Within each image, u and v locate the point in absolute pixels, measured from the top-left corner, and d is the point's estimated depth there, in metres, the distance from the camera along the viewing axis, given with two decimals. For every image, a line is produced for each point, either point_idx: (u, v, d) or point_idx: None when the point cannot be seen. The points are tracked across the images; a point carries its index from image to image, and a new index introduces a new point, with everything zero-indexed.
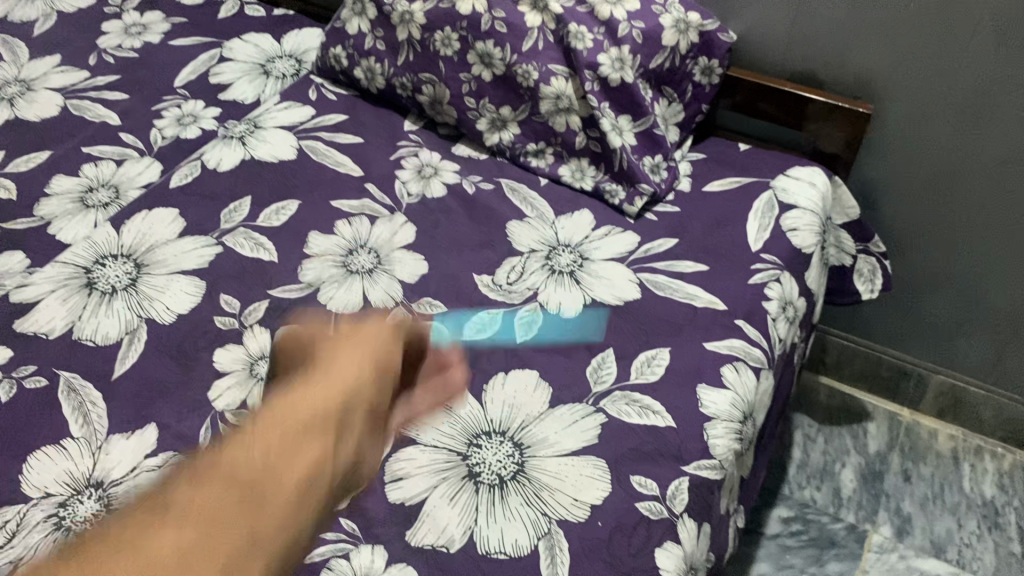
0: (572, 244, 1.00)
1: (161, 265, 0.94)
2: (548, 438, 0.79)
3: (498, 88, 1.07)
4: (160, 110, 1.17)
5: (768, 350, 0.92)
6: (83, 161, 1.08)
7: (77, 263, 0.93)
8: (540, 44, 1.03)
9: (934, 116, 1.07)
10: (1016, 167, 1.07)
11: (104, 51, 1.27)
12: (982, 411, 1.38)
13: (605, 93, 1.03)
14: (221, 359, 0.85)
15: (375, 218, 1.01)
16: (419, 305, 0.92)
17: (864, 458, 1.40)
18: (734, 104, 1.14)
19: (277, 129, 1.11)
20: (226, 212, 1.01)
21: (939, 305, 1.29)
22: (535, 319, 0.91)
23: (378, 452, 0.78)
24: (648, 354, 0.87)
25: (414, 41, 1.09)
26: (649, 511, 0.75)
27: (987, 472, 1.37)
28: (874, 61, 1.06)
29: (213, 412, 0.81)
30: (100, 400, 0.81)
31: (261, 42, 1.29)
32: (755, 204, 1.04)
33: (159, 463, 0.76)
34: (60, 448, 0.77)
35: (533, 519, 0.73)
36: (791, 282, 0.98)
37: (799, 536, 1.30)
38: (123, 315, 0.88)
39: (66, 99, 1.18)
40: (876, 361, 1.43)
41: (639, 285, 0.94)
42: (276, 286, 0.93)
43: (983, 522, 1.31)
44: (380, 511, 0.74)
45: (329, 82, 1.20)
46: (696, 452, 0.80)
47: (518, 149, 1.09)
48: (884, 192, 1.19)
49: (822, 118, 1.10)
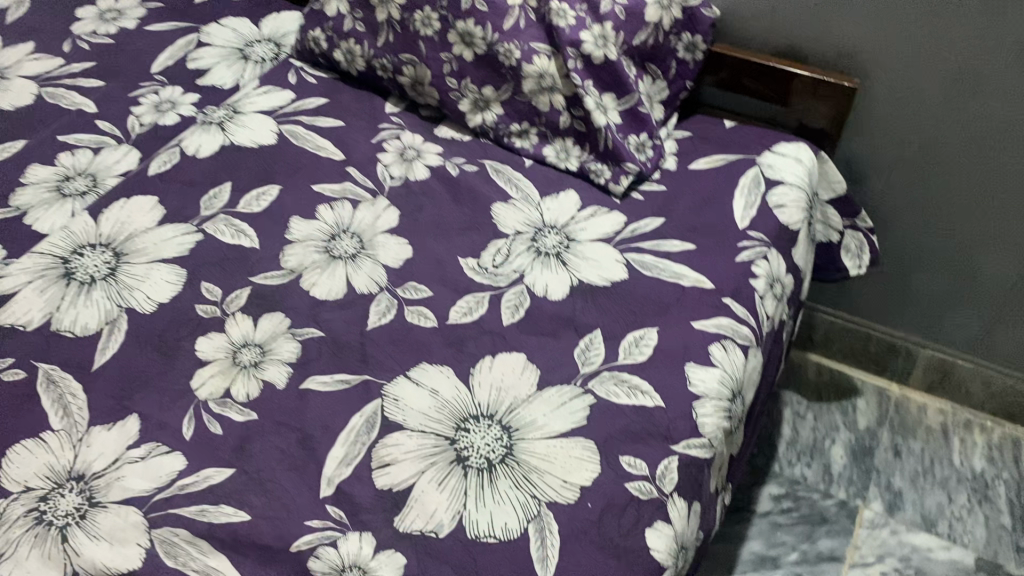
0: (558, 225, 0.99)
1: (140, 254, 0.92)
2: (537, 420, 0.78)
3: (480, 68, 1.05)
4: (137, 96, 1.15)
5: (756, 327, 0.91)
6: (60, 149, 1.07)
7: (55, 254, 0.91)
8: (522, 23, 1.01)
9: (921, 89, 1.06)
10: (1003, 139, 1.06)
11: (79, 37, 1.24)
12: (971, 385, 1.38)
13: (589, 72, 1.02)
14: (203, 347, 0.84)
15: (358, 202, 1.00)
16: (403, 290, 0.91)
17: (853, 434, 1.40)
18: (718, 81, 1.13)
19: (256, 114, 1.10)
20: (205, 198, 0.99)
21: (928, 279, 1.29)
22: (521, 301, 0.90)
23: (364, 438, 0.77)
24: (636, 334, 0.86)
25: (394, 22, 1.07)
26: (639, 491, 0.75)
27: (976, 446, 1.38)
28: (860, 34, 1.04)
29: (196, 401, 0.80)
30: (81, 391, 0.80)
31: (239, 26, 1.27)
32: (741, 180, 1.03)
33: (142, 454, 0.75)
34: (40, 440, 0.76)
35: (522, 502, 0.72)
36: (779, 259, 0.98)
37: (790, 514, 1.30)
38: (103, 305, 0.87)
39: (40, 88, 1.16)
40: (865, 337, 1.43)
41: (627, 265, 0.93)
42: (258, 273, 0.92)
43: (974, 496, 1.31)
44: (367, 498, 0.73)
45: (309, 66, 1.19)
46: (685, 431, 0.80)
47: (502, 130, 1.07)
48: (870, 167, 1.19)
49: (808, 93, 1.09)
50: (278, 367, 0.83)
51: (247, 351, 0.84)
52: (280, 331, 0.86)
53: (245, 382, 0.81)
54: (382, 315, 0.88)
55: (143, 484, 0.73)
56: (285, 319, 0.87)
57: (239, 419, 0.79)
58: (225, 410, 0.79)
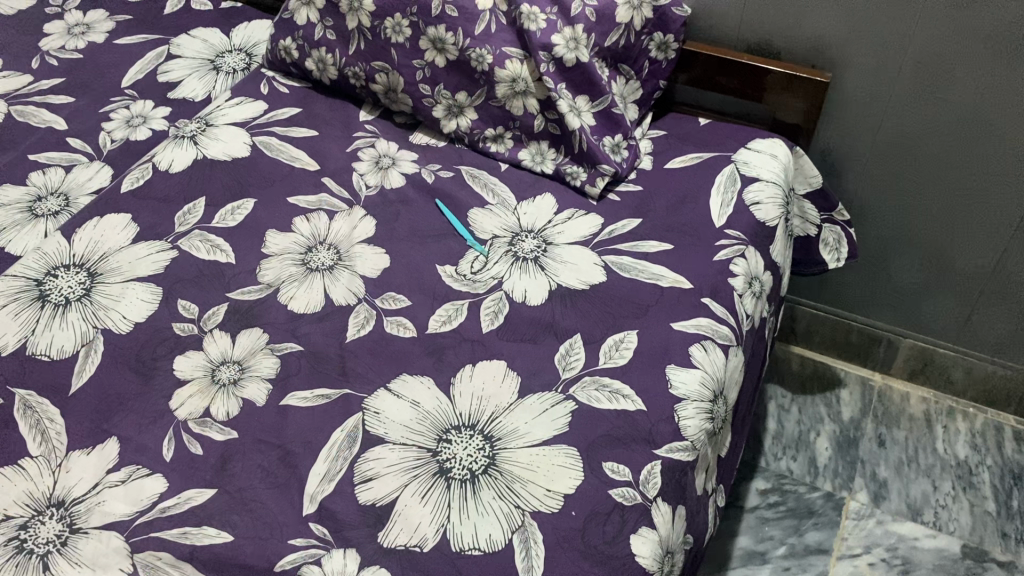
0: (535, 229, 0.98)
1: (115, 273, 0.91)
2: (518, 429, 0.78)
3: (453, 73, 1.05)
4: (108, 112, 1.14)
5: (735, 326, 0.92)
6: (31, 169, 1.06)
7: (28, 275, 0.90)
8: (493, 27, 1.01)
9: (891, 80, 1.07)
10: (974, 127, 1.07)
11: (47, 53, 1.23)
12: (952, 372, 1.39)
13: (562, 75, 1.01)
14: (180, 366, 0.84)
15: (334, 213, 1.00)
16: (382, 300, 0.90)
17: (838, 425, 1.41)
18: (691, 79, 1.13)
19: (228, 125, 1.08)
20: (179, 214, 0.98)
21: (905, 269, 1.29)
22: (501, 308, 0.90)
23: (346, 453, 0.77)
24: (616, 338, 0.86)
25: (364, 29, 1.07)
26: (622, 497, 0.75)
27: (960, 432, 1.39)
28: (830, 28, 1.05)
29: (175, 422, 0.79)
30: (58, 416, 0.79)
31: (209, 37, 1.26)
32: (718, 178, 1.03)
33: (123, 477, 0.75)
34: (19, 468, 0.75)
35: (506, 512, 0.72)
36: (756, 257, 0.98)
37: (777, 508, 1.30)
38: (78, 327, 0.86)
39: (10, 107, 1.15)
40: (846, 328, 1.44)
41: (605, 268, 0.93)
42: (234, 289, 0.91)
43: (958, 483, 1.32)
44: (350, 514, 0.73)
45: (280, 75, 1.18)
46: (667, 434, 0.80)
47: (476, 135, 1.07)
48: (845, 160, 1.19)
49: (781, 89, 1.09)
50: (258, 384, 0.82)
51: (226, 369, 0.83)
52: (258, 347, 0.86)
53: (224, 401, 0.81)
54: (361, 326, 0.88)
55: (124, 508, 0.73)
56: (263, 334, 0.87)
57: (218, 438, 0.78)
58: (205, 430, 0.79)
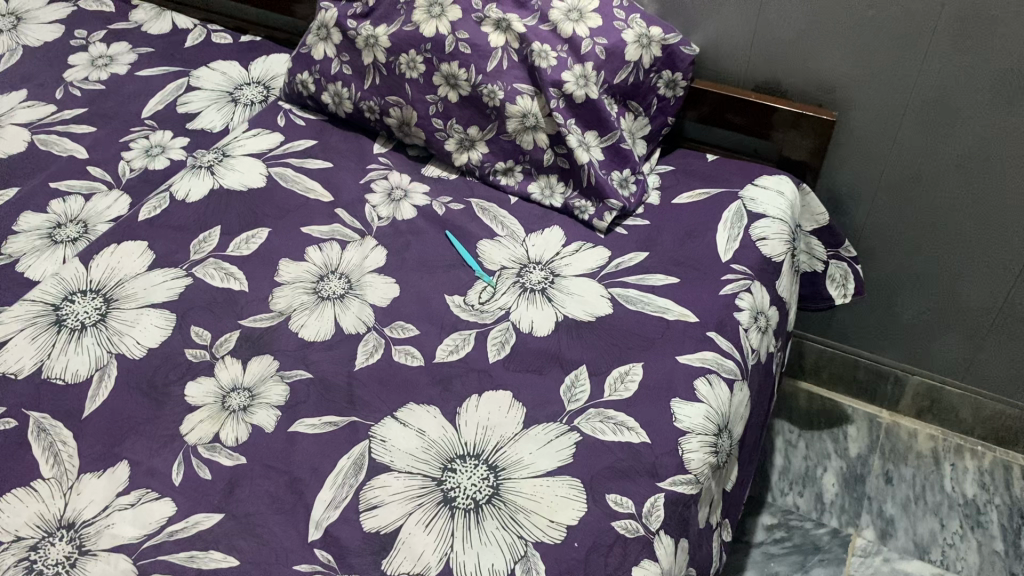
0: (543, 261, 1.00)
1: (130, 299, 0.93)
2: (523, 459, 0.79)
3: (464, 108, 1.07)
4: (128, 141, 1.17)
5: (740, 360, 0.92)
6: (52, 196, 1.08)
7: (46, 300, 0.92)
8: (505, 64, 1.03)
9: (897, 119, 1.08)
10: (981, 168, 1.08)
11: (71, 84, 1.27)
12: (961, 410, 1.39)
13: (571, 111, 1.03)
14: (191, 392, 0.85)
15: (346, 243, 1.01)
16: (391, 329, 0.92)
17: (845, 461, 1.40)
18: (700, 116, 1.15)
19: (245, 157, 1.11)
20: (195, 242, 1.00)
21: (912, 307, 1.30)
22: (507, 338, 0.91)
23: (352, 480, 0.78)
24: (621, 370, 0.87)
25: (380, 65, 1.09)
26: (625, 529, 0.75)
27: (968, 471, 1.38)
28: (836, 68, 1.07)
29: (185, 447, 0.80)
30: (71, 438, 0.81)
31: (228, 69, 1.29)
32: (725, 214, 1.04)
33: (132, 501, 0.76)
34: (30, 490, 0.77)
35: (509, 542, 0.73)
36: (763, 291, 0.99)
37: (783, 543, 1.30)
38: (93, 352, 0.88)
39: (33, 135, 1.18)
40: (854, 364, 1.44)
41: (611, 300, 0.95)
42: (246, 316, 0.93)
43: (966, 522, 1.31)
44: (355, 541, 0.73)
45: (297, 108, 1.20)
46: (670, 467, 0.80)
47: (487, 168, 1.09)
48: (852, 198, 1.20)
49: (788, 126, 1.11)
50: (267, 411, 0.83)
51: (236, 396, 0.85)
52: (268, 374, 0.87)
53: (233, 427, 0.82)
54: (370, 354, 0.89)
55: (133, 531, 0.74)
56: (274, 362, 0.88)
57: (227, 464, 0.79)
58: (214, 455, 0.80)
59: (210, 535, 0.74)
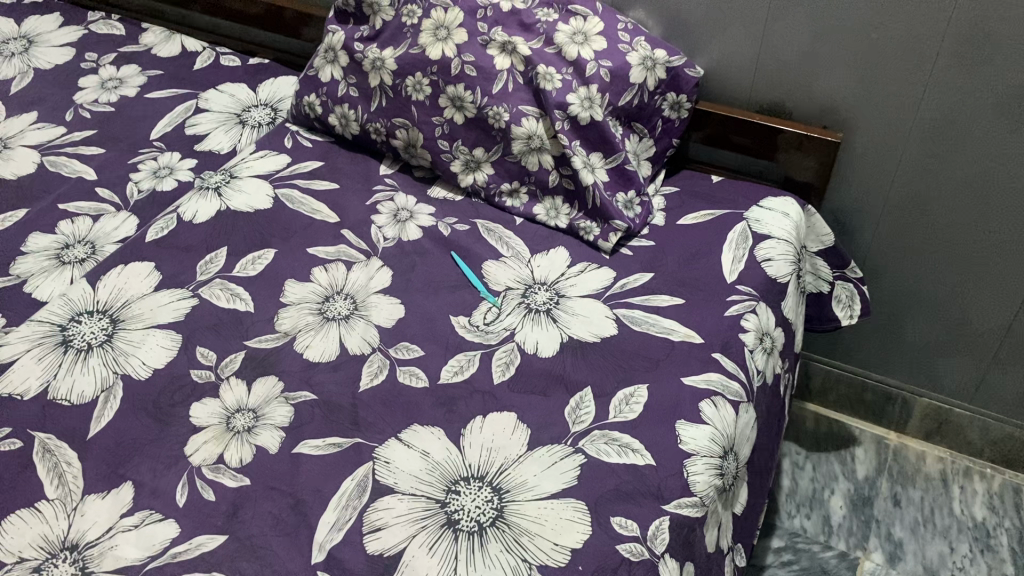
0: (548, 282, 1.00)
1: (137, 320, 0.93)
2: (527, 481, 0.79)
3: (470, 130, 1.08)
4: (137, 163, 1.17)
5: (745, 382, 0.92)
6: (61, 218, 1.09)
7: (54, 320, 0.92)
8: (511, 86, 1.04)
9: (901, 142, 1.09)
10: (985, 191, 1.08)
11: (80, 106, 1.28)
12: (969, 433, 1.38)
13: (577, 132, 1.04)
14: (197, 414, 0.85)
15: (352, 264, 1.02)
16: (396, 350, 0.92)
17: (853, 484, 1.39)
18: (705, 137, 1.15)
19: (252, 178, 1.12)
20: (201, 263, 1.01)
21: (920, 328, 1.29)
22: (512, 359, 0.91)
23: (356, 502, 0.77)
24: (626, 393, 0.87)
25: (387, 87, 1.10)
26: (630, 553, 0.75)
27: (977, 493, 1.37)
28: (840, 90, 1.07)
29: (190, 468, 0.80)
30: (75, 460, 0.81)
31: (236, 91, 1.31)
32: (729, 235, 1.04)
33: (136, 522, 0.76)
34: (34, 511, 0.77)
35: (514, 566, 0.73)
36: (767, 313, 0.99)
37: (790, 567, 1.29)
38: (99, 372, 0.88)
39: (42, 156, 1.19)
40: (860, 386, 1.43)
41: (616, 321, 0.95)
42: (252, 337, 0.93)
43: (976, 544, 1.30)
44: (358, 563, 0.73)
45: (304, 130, 1.21)
46: (676, 490, 0.80)
47: (492, 190, 1.09)
48: (858, 219, 1.20)
49: (793, 148, 1.11)
50: (271, 432, 0.83)
51: (241, 416, 0.85)
52: (273, 395, 0.87)
53: (237, 448, 0.82)
54: (375, 375, 0.89)
55: (137, 553, 0.74)
56: (279, 382, 0.88)
57: (231, 485, 0.79)
58: (218, 476, 0.80)
59: (212, 558, 0.74)
